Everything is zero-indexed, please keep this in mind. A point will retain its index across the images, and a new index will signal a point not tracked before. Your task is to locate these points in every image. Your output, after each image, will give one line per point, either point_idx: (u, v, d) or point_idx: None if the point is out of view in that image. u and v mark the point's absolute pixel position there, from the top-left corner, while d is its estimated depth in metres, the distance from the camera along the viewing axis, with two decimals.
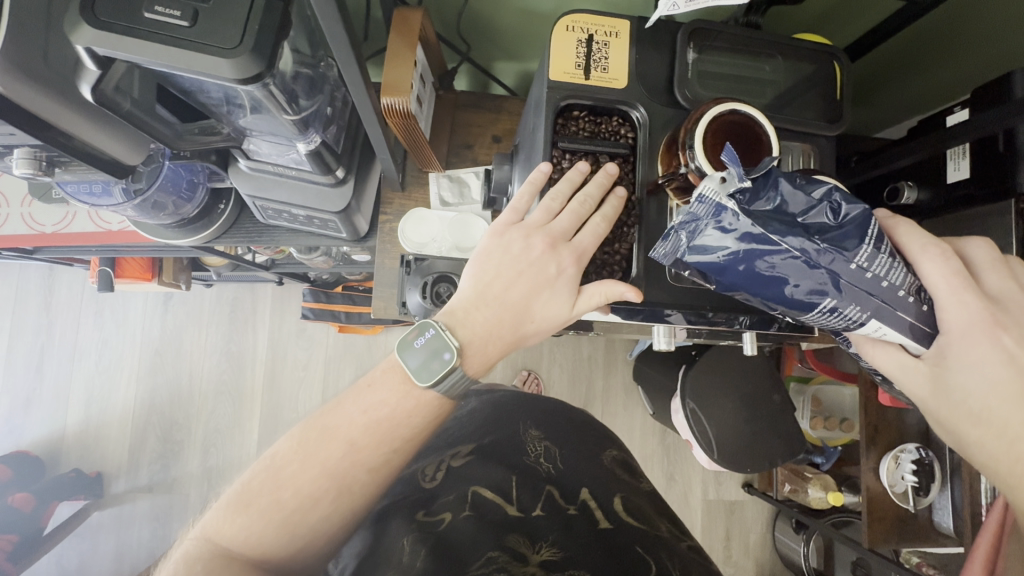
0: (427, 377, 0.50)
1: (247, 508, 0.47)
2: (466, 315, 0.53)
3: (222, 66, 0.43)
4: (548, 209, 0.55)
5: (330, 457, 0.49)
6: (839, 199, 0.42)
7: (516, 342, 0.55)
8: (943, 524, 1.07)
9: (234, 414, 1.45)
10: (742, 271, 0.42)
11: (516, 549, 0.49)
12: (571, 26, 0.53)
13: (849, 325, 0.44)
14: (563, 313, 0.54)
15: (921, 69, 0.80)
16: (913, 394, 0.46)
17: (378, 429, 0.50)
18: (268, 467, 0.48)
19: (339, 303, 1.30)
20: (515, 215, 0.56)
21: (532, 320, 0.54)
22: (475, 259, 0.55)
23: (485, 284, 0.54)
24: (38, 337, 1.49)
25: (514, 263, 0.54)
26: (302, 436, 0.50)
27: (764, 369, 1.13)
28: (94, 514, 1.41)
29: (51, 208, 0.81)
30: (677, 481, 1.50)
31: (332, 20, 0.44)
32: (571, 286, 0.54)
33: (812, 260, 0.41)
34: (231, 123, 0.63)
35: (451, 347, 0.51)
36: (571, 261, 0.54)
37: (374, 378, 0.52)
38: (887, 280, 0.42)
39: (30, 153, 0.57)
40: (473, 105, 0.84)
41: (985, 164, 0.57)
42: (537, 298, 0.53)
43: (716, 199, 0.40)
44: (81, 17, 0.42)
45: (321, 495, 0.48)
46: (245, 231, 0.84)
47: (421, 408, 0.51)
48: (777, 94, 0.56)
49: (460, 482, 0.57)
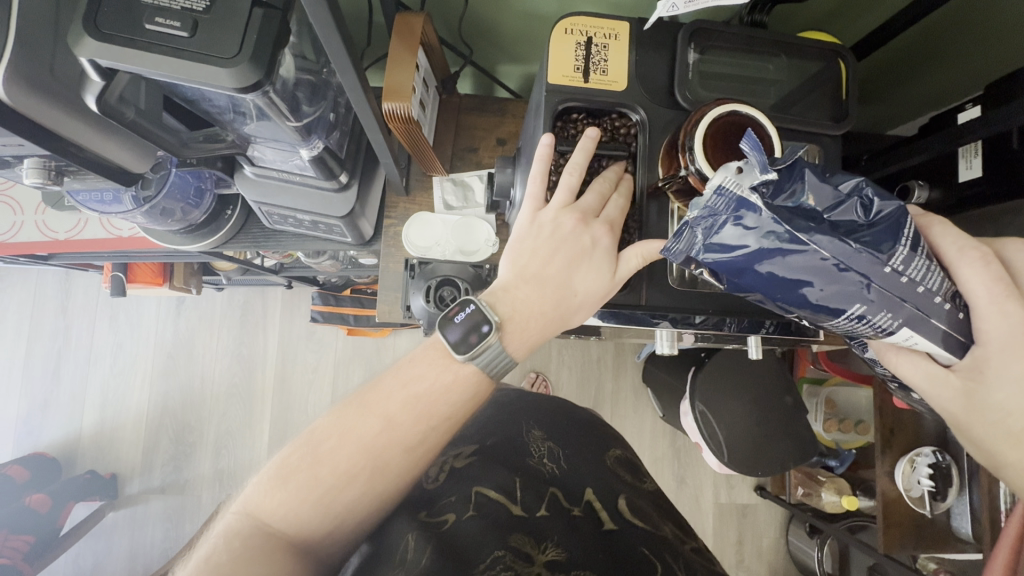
0: (465, 350, 0.51)
1: (287, 481, 0.46)
2: (506, 292, 0.54)
3: (223, 76, 0.44)
4: (569, 186, 0.53)
5: (366, 431, 0.49)
6: (871, 194, 0.41)
7: (564, 320, 0.54)
8: (962, 531, 1.04)
9: (245, 416, 1.47)
10: (764, 274, 0.41)
11: (521, 549, 0.49)
12: (569, 29, 0.52)
13: (877, 333, 0.43)
14: (607, 285, 0.53)
15: (932, 67, 0.78)
16: (944, 408, 0.45)
17: (415, 406, 0.50)
18: (308, 441, 0.48)
19: (347, 305, 1.31)
20: (538, 200, 0.55)
21: (577, 296, 0.53)
22: (508, 248, 0.55)
23: (524, 264, 0.54)
24: (56, 341, 1.52)
25: (548, 242, 0.53)
26: (342, 409, 0.50)
27: (775, 372, 1.11)
28: (109, 515, 1.43)
29: (65, 215, 0.83)
30: (688, 484, 1.48)
31: (328, 28, 0.44)
32: (610, 255, 0.53)
33: (843, 263, 0.39)
34: (235, 131, 0.64)
35: (491, 321, 0.52)
36: (604, 231, 0.53)
37: (414, 355, 0.53)
38: (923, 285, 0.41)
39: (40, 163, 0.58)
40: (477, 109, 0.84)
41: (999, 162, 0.56)
42: (578, 273, 0.53)
43: (737, 192, 0.39)
44: (85, 30, 0.42)
45: (357, 471, 0.47)
46: (252, 236, 0.84)
47: (458, 385, 0.51)
48: (781, 94, 0.56)
49: (462, 483, 0.55)
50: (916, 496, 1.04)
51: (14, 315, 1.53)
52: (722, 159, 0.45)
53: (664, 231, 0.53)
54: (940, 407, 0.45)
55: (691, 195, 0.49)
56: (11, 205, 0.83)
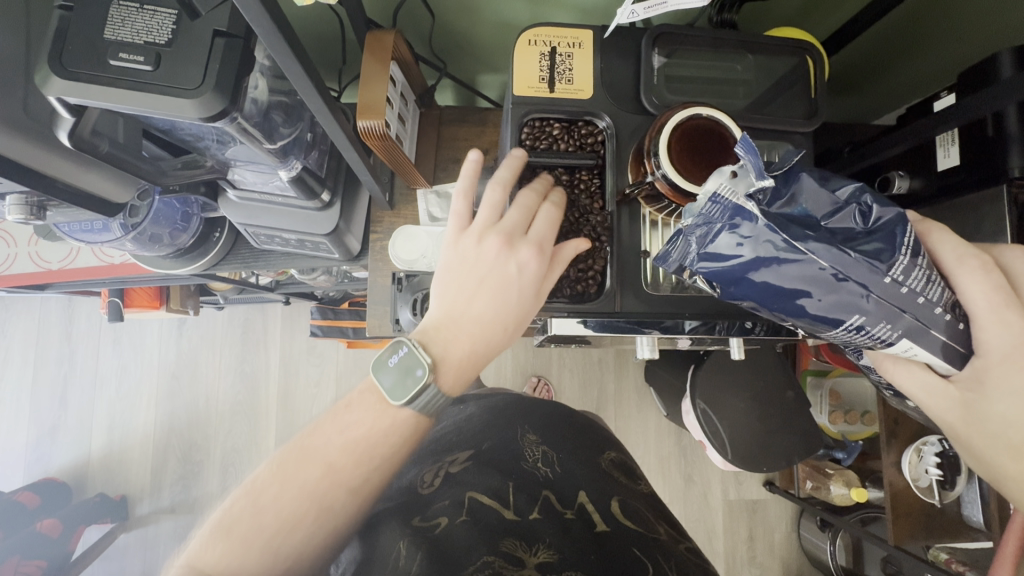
0: (402, 396, 0.48)
1: (229, 534, 0.45)
2: (437, 330, 0.50)
3: (187, 106, 0.45)
4: (493, 204, 0.52)
5: (306, 480, 0.47)
6: (869, 202, 0.41)
7: (497, 350, 0.52)
8: (973, 519, 1.02)
9: (250, 432, 1.48)
10: (759, 283, 0.40)
11: (511, 554, 0.48)
12: (533, 40, 0.54)
13: (877, 344, 0.43)
14: (534, 305, 0.51)
15: (921, 49, 0.76)
16: (943, 419, 0.45)
17: (354, 449, 0.48)
18: (248, 491, 0.47)
19: (346, 319, 1.30)
20: (464, 218, 0.52)
21: (509, 322, 0.51)
22: (438, 277, 0.51)
23: (451, 297, 0.50)
24: (62, 367, 1.54)
25: (475, 269, 0.50)
26: (281, 459, 0.48)
27: (773, 366, 1.10)
28: (122, 536, 1.45)
29: (57, 245, 0.85)
30: (696, 482, 1.47)
31: (287, 56, 0.44)
32: (540, 276, 0.51)
33: (841, 273, 0.39)
34: (214, 156, 0.65)
35: (423, 364, 0.48)
36: (533, 255, 0.50)
37: (351, 399, 0.51)
38: (923, 296, 0.40)
39: (20, 200, 0.59)
40: (458, 119, 0.85)
41: (976, 148, 0.55)
42: (507, 299, 0.50)
43: (733, 200, 0.39)
44: (51, 69, 0.44)
45: (299, 517, 0.46)
46: (242, 257, 0.85)
47: (398, 426, 0.49)
48: (749, 94, 0.56)
49: (456, 488, 0.55)
50: (925, 486, 1.03)
51: (19, 344, 1.55)
52: (687, 164, 0.46)
53: (636, 237, 0.54)
54: (938, 418, 0.45)
55: (660, 199, 0.50)
56: (5, 238, 0.85)
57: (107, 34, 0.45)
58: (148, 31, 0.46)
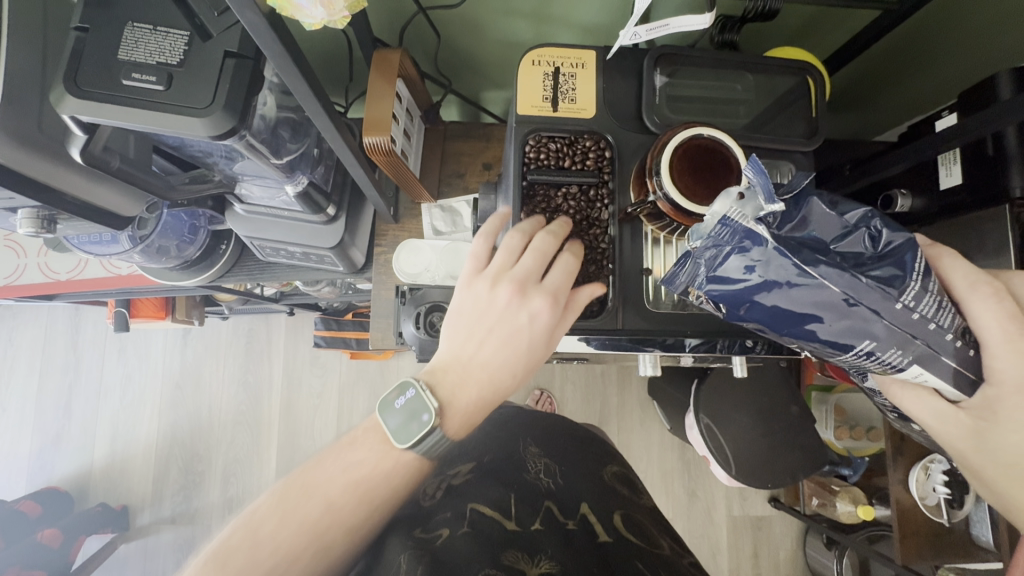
0: (406, 439, 0.48)
1: (223, 566, 0.43)
2: (445, 372, 0.52)
3: (197, 125, 0.47)
4: (510, 249, 0.53)
5: (309, 514, 0.46)
6: (879, 226, 0.41)
7: (501, 397, 0.52)
8: (982, 538, 1.01)
9: (253, 443, 1.48)
10: (769, 306, 0.40)
11: (514, 565, 0.47)
12: (537, 60, 0.54)
13: (887, 369, 0.43)
14: (543, 354, 0.52)
15: (920, 62, 0.76)
16: (952, 445, 0.44)
17: (358, 488, 0.48)
18: (245, 523, 0.45)
19: (349, 330, 1.30)
20: (479, 263, 0.55)
21: (513, 373, 0.52)
22: (449, 320, 0.54)
23: (460, 343, 0.52)
24: (67, 376, 1.54)
25: (484, 316, 0.52)
26: (281, 492, 0.47)
27: (779, 380, 1.09)
28: (122, 546, 1.45)
29: (67, 256, 0.86)
30: (699, 497, 1.46)
31: (294, 77, 0.45)
32: (548, 327, 0.52)
33: (853, 298, 0.39)
34: (222, 171, 0.66)
35: (429, 409, 0.49)
36: (545, 303, 0.51)
37: (356, 435, 0.51)
38: (935, 322, 0.40)
39: (33, 214, 0.60)
40: (462, 135, 0.86)
41: (978, 167, 0.56)
42: (513, 350, 0.51)
43: (744, 223, 0.38)
44: (64, 88, 0.45)
45: (298, 554, 0.45)
46: (247, 269, 0.86)
47: (399, 470, 0.49)
48: (752, 113, 0.56)
49: (457, 500, 0.54)
50: (932, 504, 1.01)
51: (25, 353, 1.56)
52: (688, 185, 0.47)
53: (639, 256, 0.55)
54: (947, 444, 0.44)
55: (661, 218, 0.51)
56: (15, 249, 0.86)
57: (121, 55, 0.46)
58: (160, 52, 0.47)
